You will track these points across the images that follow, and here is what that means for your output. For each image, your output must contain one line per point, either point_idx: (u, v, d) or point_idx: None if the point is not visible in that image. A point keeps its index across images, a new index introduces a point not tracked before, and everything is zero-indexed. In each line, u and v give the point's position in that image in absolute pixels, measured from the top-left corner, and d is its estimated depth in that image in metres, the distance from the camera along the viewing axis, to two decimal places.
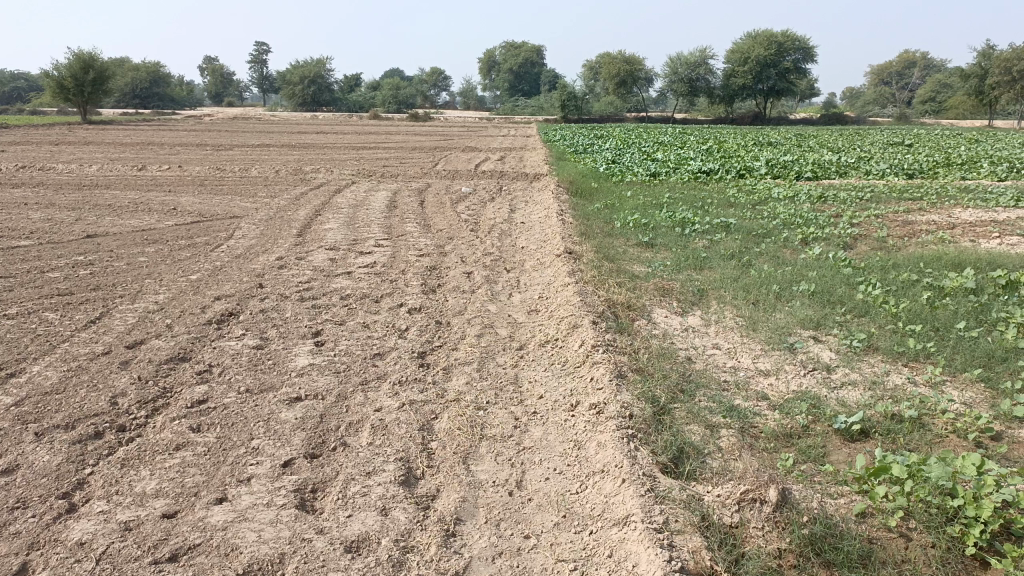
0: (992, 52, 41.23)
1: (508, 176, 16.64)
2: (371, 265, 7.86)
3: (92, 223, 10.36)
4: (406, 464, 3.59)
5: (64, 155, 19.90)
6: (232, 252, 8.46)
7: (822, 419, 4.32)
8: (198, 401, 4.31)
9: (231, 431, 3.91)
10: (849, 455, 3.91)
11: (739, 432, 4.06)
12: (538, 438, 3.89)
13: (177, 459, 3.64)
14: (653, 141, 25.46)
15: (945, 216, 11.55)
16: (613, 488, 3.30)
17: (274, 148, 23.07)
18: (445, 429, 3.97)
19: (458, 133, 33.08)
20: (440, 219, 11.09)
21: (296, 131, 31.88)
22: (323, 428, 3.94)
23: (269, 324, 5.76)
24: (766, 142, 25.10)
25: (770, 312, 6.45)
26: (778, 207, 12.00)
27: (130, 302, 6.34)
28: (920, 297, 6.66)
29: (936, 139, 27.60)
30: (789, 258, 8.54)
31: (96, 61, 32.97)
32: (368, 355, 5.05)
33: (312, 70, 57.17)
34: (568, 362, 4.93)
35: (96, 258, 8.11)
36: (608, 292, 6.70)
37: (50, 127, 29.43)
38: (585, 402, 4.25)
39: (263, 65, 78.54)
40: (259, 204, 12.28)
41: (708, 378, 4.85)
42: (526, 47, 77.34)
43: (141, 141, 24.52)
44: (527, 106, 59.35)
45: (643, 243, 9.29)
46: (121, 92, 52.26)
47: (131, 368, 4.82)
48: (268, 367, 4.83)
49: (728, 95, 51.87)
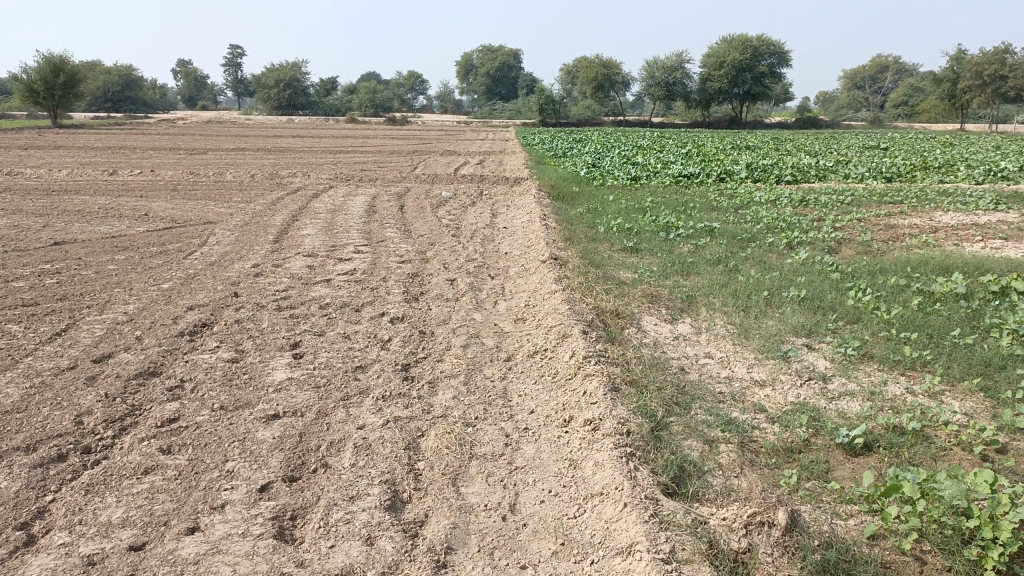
0: (963, 57, 41.64)
1: (489, 180, 16.46)
2: (350, 272, 7.63)
3: (60, 229, 10.01)
4: (392, 487, 3.38)
5: (33, 160, 19.42)
6: (206, 259, 8.20)
7: (824, 432, 4.18)
8: (169, 420, 4.06)
9: (204, 452, 3.67)
10: (855, 471, 3.77)
11: (740, 448, 3.90)
12: (530, 457, 3.70)
13: (146, 484, 3.40)
14: (633, 144, 25.37)
15: (927, 219, 11.52)
16: (614, 513, 3.11)
17: (249, 152, 22.71)
18: (432, 447, 3.77)
19: (436, 136, 32.88)
20: (420, 224, 10.88)
21: (272, 134, 31.52)
22: (303, 448, 3.72)
23: (245, 336, 5.51)
24: (744, 146, 25.09)
25: (761, 318, 6.31)
26: (761, 211, 11.90)
27: (99, 313, 6.06)
28: (911, 303, 6.55)
29: (911, 142, 27.71)
30: (776, 263, 8.42)
31: (66, 64, 32.30)
32: (349, 368, 4.83)
33: (288, 74, 56.71)
34: (559, 374, 4.74)
35: (64, 266, 7.80)
36: (595, 299, 6.53)
37: (18, 130, 28.79)
38: (579, 417, 4.06)
39: (237, 68, 77.77)
40: (234, 209, 11.99)
41: (703, 389, 4.69)
42: (503, 51, 77.19)
43: (114, 145, 24.03)
44: (505, 109, 59.19)
45: (627, 247, 9.15)
46: (93, 95, 51.43)
47: (98, 385, 4.56)
48: (244, 382, 4.59)
49: (704, 99, 52.02)
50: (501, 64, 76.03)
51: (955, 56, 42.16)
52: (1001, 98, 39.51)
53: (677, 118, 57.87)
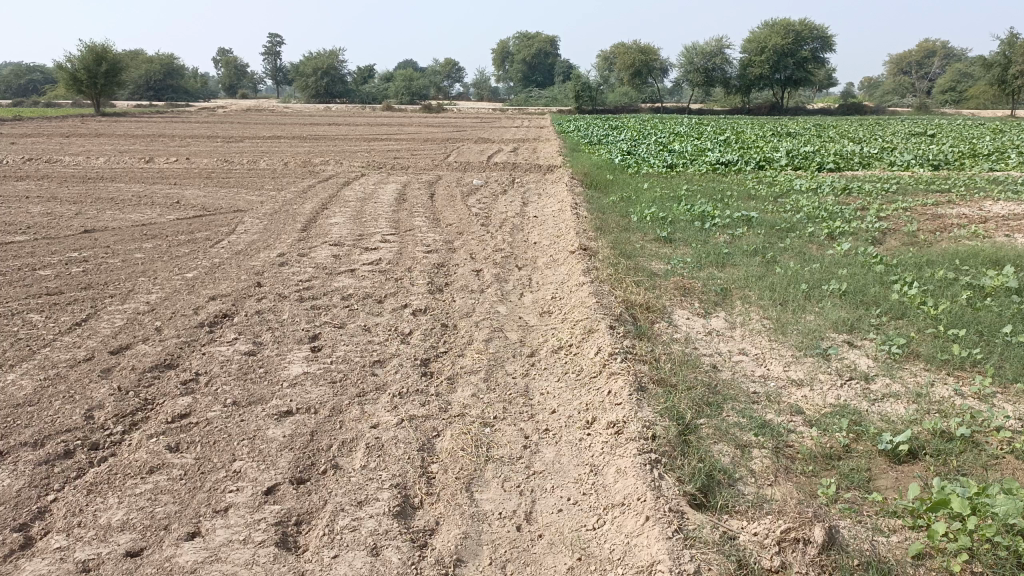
0: (1016, 40, 40.06)
1: (522, 168, 16.24)
2: (376, 262, 7.49)
3: (91, 217, 10.05)
4: (402, 491, 3.22)
5: (73, 148, 19.66)
6: (232, 248, 8.13)
7: (865, 438, 3.92)
8: (180, 415, 3.95)
9: (212, 451, 3.55)
10: (898, 481, 3.52)
11: (774, 454, 3.68)
12: (549, 461, 3.51)
13: (149, 484, 3.29)
14: (670, 132, 24.89)
15: (976, 209, 11.04)
16: (635, 527, 2.90)
17: (284, 140, 22.81)
18: (448, 448, 3.60)
19: (472, 123, 32.72)
20: (450, 212, 10.71)
21: (307, 122, 31.66)
22: (312, 448, 3.57)
23: (264, 327, 5.40)
24: (784, 132, 24.52)
25: (799, 313, 6.03)
26: (801, 199, 11.52)
27: (121, 303, 6.00)
28: (960, 297, 6.21)
29: (959, 129, 26.79)
30: (816, 254, 8.09)
31: (108, 53, 32.70)
32: (367, 362, 4.68)
33: (325, 62, 56.89)
34: (583, 372, 4.54)
35: (92, 255, 7.79)
36: (625, 291, 6.30)
37: (61, 119, 29.26)
38: (602, 418, 3.86)
39: (275, 57, 78.31)
40: (265, 197, 11.94)
41: (736, 390, 4.45)
42: (539, 37, 76.62)
43: (152, 133, 24.24)
44: (541, 96, 58.80)
45: (660, 237, 8.88)
46: (135, 84, 52.22)
47: (112, 377, 4.47)
48: (258, 376, 4.46)
49: (744, 86, 50.97)
50: (537, 50, 75.46)
51: (1007, 40, 40.63)
52: None
53: (716, 104, 56.94)
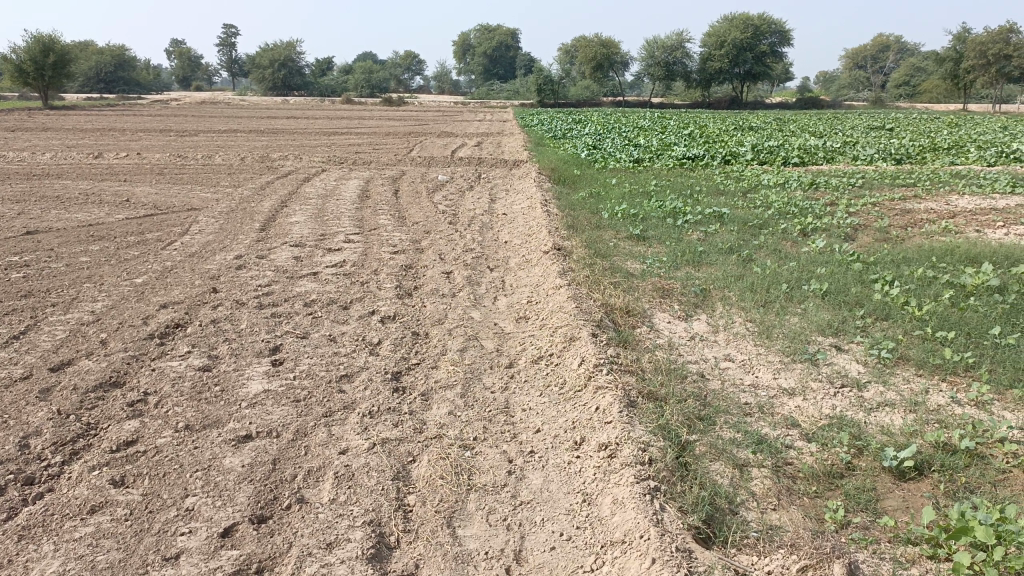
0: (967, 36, 40.74)
1: (488, 162, 15.90)
2: (339, 265, 7.12)
3: (35, 217, 9.49)
4: (377, 529, 2.91)
5: (18, 143, 18.79)
6: (185, 250, 7.68)
7: (867, 453, 3.69)
8: (125, 443, 3.57)
9: (163, 485, 3.20)
10: (908, 501, 3.30)
11: (775, 473, 3.44)
12: (537, 489, 3.23)
13: (90, 527, 2.92)
14: (634, 125, 24.68)
15: (943, 203, 11.01)
16: (639, 569, 2.63)
17: (241, 134, 22.11)
18: (425, 476, 3.29)
19: (433, 117, 32.22)
20: (416, 210, 10.35)
21: (264, 115, 30.88)
22: (275, 480, 3.23)
23: (221, 339, 5.01)
24: (746, 126, 24.51)
25: (783, 315, 5.81)
26: (771, 194, 11.39)
27: (63, 312, 5.56)
28: (942, 297, 6.04)
29: (916, 123, 27.07)
30: (792, 251, 7.91)
31: (56, 44, 31.47)
32: (333, 377, 4.33)
33: (282, 54, 55.69)
34: (566, 385, 4.25)
35: (33, 259, 7.29)
36: (603, 294, 6.04)
37: (8, 112, 28.13)
38: (591, 439, 3.59)
39: (231, 48, 76.60)
40: (222, 195, 11.44)
41: (727, 401, 4.20)
42: (500, 30, 76.06)
43: (102, 127, 23.29)
44: (503, 89, 58.37)
45: (634, 235, 8.64)
46: (85, 76, 50.62)
47: (51, 399, 4.06)
48: (215, 395, 4.09)
49: (705, 79, 51.18)
50: (498, 43, 74.96)
51: (959, 35, 41.22)
52: (1005, 78, 38.76)
53: (677, 98, 57.13)
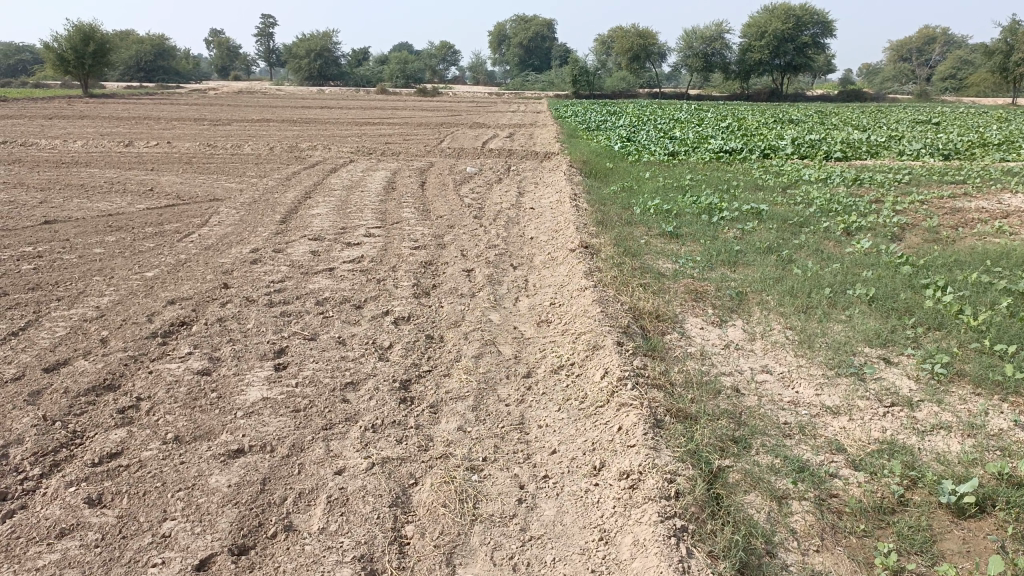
0: (1019, 28, 39.18)
1: (518, 154, 15.54)
2: (357, 260, 6.84)
3: (56, 206, 9.36)
4: (367, 566, 2.61)
5: (53, 130, 18.86)
6: (202, 243, 7.46)
7: (921, 485, 3.28)
8: (109, 455, 3.31)
9: (142, 505, 2.93)
10: (971, 545, 2.91)
11: (818, 508, 3.07)
12: (549, 523, 2.91)
13: (56, 554, 2.66)
14: (670, 118, 24.09)
15: (995, 202, 10.41)
16: None
17: (273, 123, 21.93)
18: (426, 504, 2.98)
19: (467, 107, 31.88)
20: (442, 204, 10.04)
21: (297, 104, 30.82)
22: (261, 503, 2.95)
23: (224, 339, 4.75)
24: (787, 119, 23.79)
25: (826, 322, 5.39)
26: (812, 190, 10.89)
27: (67, 307, 5.35)
28: (1000, 305, 5.56)
29: (965, 117, 26.06)
30: (834, 252, 7.45)
31: (96, 33, 31.67)
32: (338, 385, 4.04)
33: (318, 43, 55.62)
34: (588, 401, 3.91)
35: (47, 249, 7.12)
36: (631, 296, 5.68)
37: (49, 100, 28.46)
38: (612, 465, 3.27)
39: (269, 37, 76.88)
40: (246, 185, 11.23)
41: (765, 420, 3.83)
42: (537, 20, 75.40)
43: (138, 115, 23.28)
44: (538, 80, 57.94)
45: (666, 232, 8.24)
46: (125, 65, 51.15)
47: (40, 403, 3.82)
48: (210, 402, 3.82)
49: (744, 71, 50.11)
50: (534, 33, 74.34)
51: (1010, 27, 39.67)
52: None
53: (715, 90, 56.15)
